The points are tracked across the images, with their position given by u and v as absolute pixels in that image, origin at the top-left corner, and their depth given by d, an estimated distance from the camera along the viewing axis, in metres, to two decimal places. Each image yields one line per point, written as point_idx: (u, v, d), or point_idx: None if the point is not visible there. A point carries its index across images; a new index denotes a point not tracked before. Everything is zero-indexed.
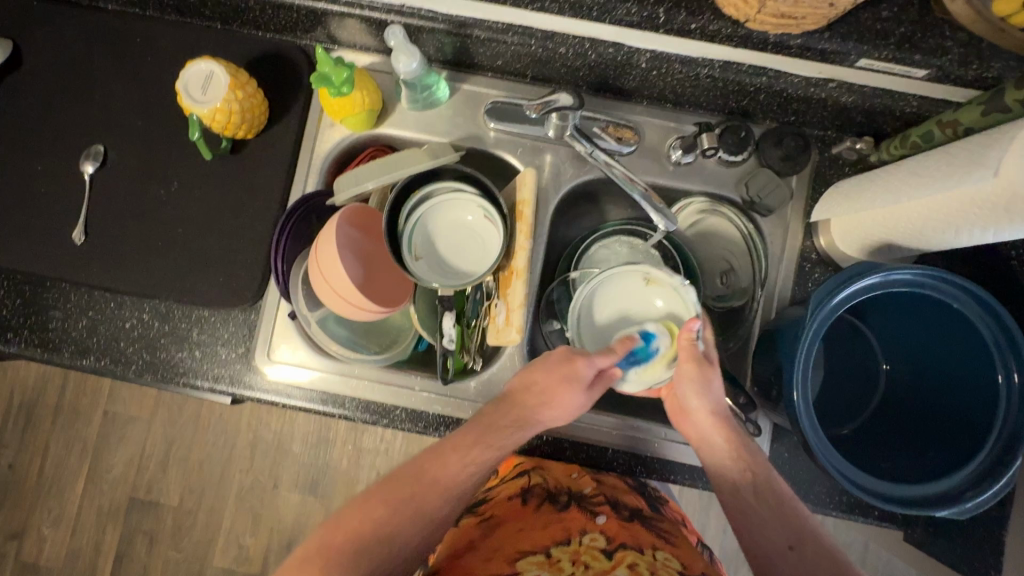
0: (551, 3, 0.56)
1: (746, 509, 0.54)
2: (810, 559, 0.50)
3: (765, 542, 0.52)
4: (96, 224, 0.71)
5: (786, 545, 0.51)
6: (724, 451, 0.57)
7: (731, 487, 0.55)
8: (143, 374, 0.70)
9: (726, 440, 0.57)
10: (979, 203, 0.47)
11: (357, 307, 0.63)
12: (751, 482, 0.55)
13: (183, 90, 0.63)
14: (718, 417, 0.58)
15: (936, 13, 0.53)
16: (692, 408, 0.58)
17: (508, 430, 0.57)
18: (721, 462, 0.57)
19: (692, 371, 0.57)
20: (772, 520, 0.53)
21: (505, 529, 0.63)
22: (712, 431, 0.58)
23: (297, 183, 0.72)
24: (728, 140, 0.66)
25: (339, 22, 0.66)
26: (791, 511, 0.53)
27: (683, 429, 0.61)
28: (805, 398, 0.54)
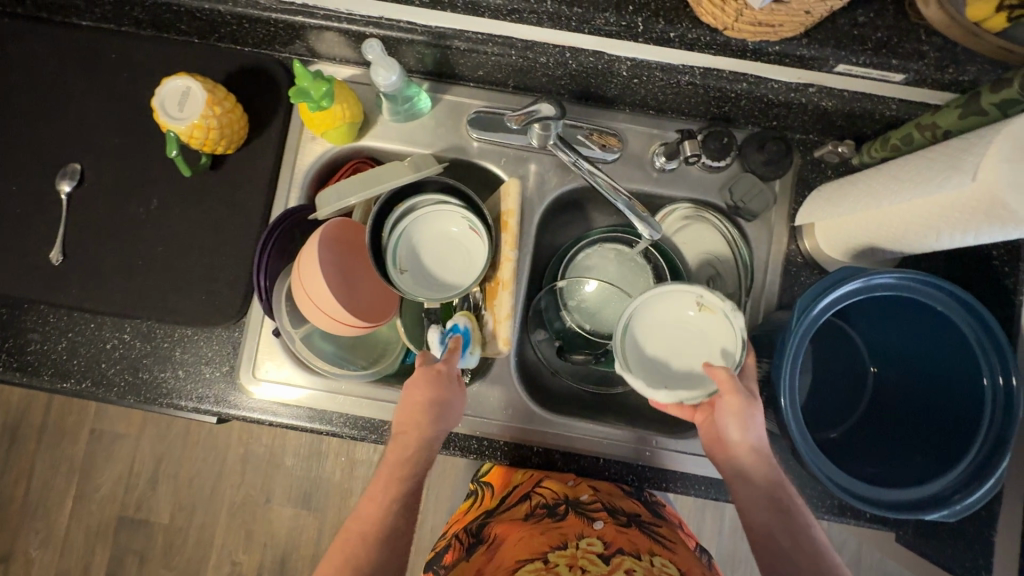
0: (530, 13, 0.55)
1: (778, 552, 0.55)
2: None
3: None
4: (73, 244, 0.70)
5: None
6: (763, 495, 0.56)
7: (766, 529, 0.56)
8: (125, 396, 0.69)
9: (767, 482, 0.56)
10: (959, 207, 0.47)
11: (341, 323, 0.63)
12: (787, 528, 0.55)
13: (159, 106, 0.62)
14: (759, 455, 0.56)
15: (912, 18, 0.53)
16: (733, 442, 0.56)
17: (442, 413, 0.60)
18: (761, 505, 0.56)
19: (738, 409, 0.54)
20: (802, 564, 0.54)
21: (507, 543, 0.64)
22: (751, 467, 0.56)
23: (279, 198, 0.71)
24: (711, 146, 0.67)
25: (318, 35, 0.65)
26: (821, 556, 0.54)
27: (718, 461, 0.59)
28: (793, 403, 0.54)
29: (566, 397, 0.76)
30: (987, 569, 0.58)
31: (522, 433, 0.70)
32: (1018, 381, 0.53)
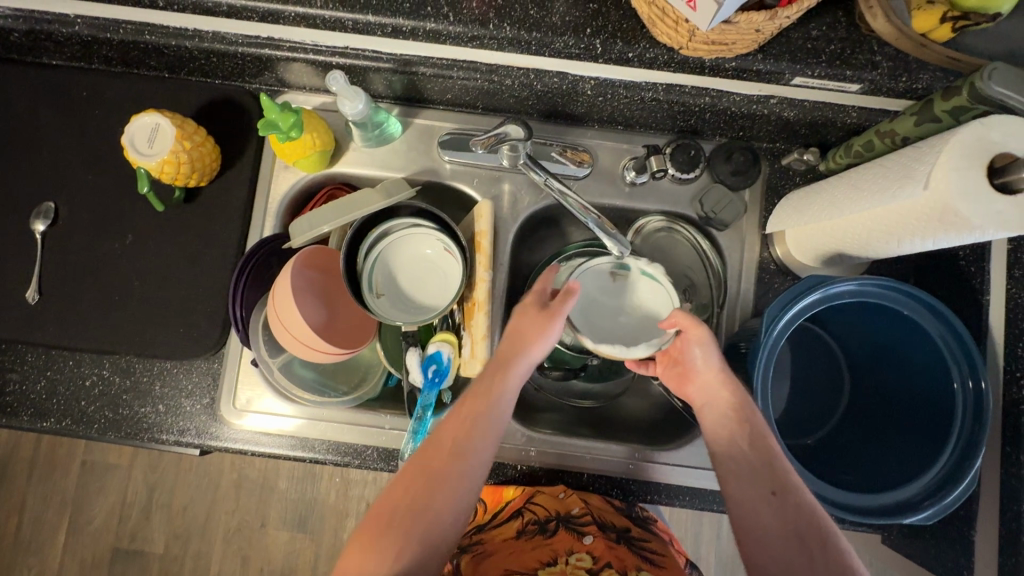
0: (490, 39, 0.57)
1: (735, 459, 0.53)
2: (788, 508, 0.50)
3: (749, 491, 0.51)
4: (49, 282, 0.70)
5: (768, 492, 0.51)
6: (722, 412, 0.57)
7: (727, 440, 0.55)
8: (106, 433, 0.69)
9: (732, 400, 0.57)
10: (916, 215, 0.48)
11: (312, 348, 0.63)
12: (746, 436, 0.54)
13: (129, 144, 0.63)
14: (727, 377, 0.58)
15: (863, 30, 0.55)
16: (698, 365, 0.59)
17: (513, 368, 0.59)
18: (721, 416, 0.56)
19: (702, 336, 0.58)
20: (758, 468, 0.52)
21: (498, 555, 0.65)
22: (716, 386, 0.58)
23: (255, 227, 0.72)
24: (678, 159, 0.67)
25: (286, 66, 0.66)
26: (777, 461, 0.52)
27: (688, 394, 0.61)
28: (765, 411, 0.55)
29: (549, 413, 0.76)
30: (969, 567, 0.59)
31: (504, 452, 0.70)
32: (987, 384, 0.54)
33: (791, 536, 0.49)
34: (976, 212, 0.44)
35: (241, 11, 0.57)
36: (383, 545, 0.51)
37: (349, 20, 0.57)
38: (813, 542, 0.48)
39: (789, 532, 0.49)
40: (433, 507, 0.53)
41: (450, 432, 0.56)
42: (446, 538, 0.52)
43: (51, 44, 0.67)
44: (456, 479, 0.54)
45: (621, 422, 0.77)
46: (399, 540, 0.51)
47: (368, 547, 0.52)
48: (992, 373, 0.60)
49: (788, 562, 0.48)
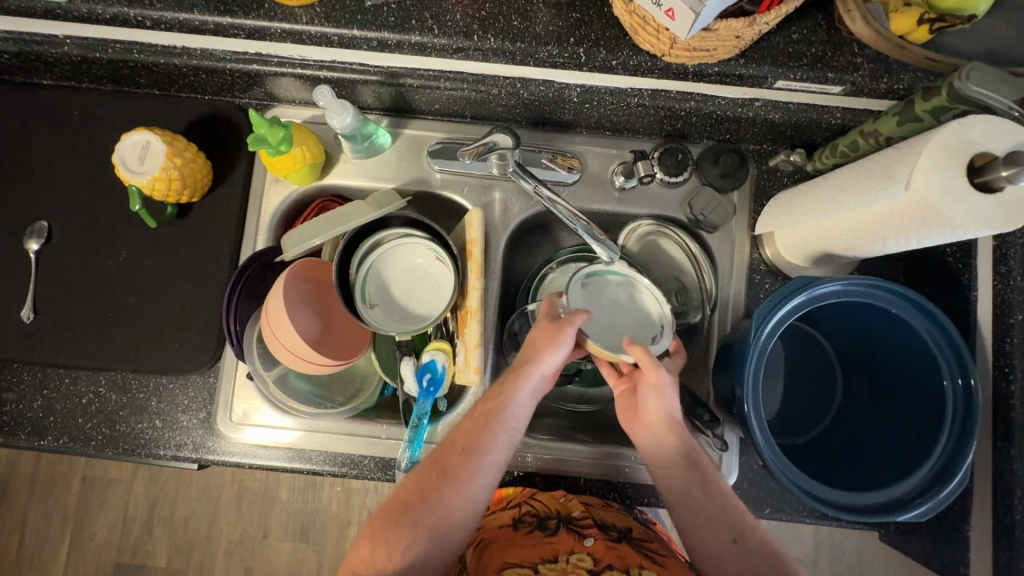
0: (475, 51, 0.58)
1: (694, 509, 0.57)
2: (749, 550, 0.55)
3: (711, 539, 0.56)
4: (44, 301, 0.70)
5: (730, 539, 0.55)
6: (675, 459, 0.58)
7: (683, 487, 0.57)
8: (103, 450, 0.69)
9: (678, 447, 0.58)
10: (899, 215, 0.48)
11: (304, 359, 0.63)
12: (699, 483, 0.57)
13: (120, 162, 0.63)
14: (672, 424, 0.58)
15: (842, 33, 0.56)
16: (647, 411, 0.58)
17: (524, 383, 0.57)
18: (672, 463, 0.58)
19: (655, 380, 0.56)
20: (717, 518, 0.56)
21: (496, 547, 0.64)
22: (665, 434, 0.58)
23: (248, 241, 0.72)
24: (666, 162, 0.68)
25: (274, 80, 0.66)
26: (730, 509, 0.56)
27: (635, 432, 0.60)
28: (758, 411, 0.55)
29: (545, 418, 0.76)
30: (965, 563, 0.59)
31: None
32: (976, 380, 0.54)
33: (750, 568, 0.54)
34: (957, 211, 0.44)
35: (228, 28, 0.58)
36: (394, 539, 0.53)
37: (334, 35, 0.58)
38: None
39: (749, 573, 0.54)
40: (448, 502, 0.55)
41: (465, 437, 0.57)
42: (458, 531, 0.55)
43: (41, 64, 0.68)
44: (468, 483, 0.55)
45: (617, 425, 0.77)
46: (412, 533, 0.53)
47: (380, 539, 0.54)
48: (981, 368, 0.60)
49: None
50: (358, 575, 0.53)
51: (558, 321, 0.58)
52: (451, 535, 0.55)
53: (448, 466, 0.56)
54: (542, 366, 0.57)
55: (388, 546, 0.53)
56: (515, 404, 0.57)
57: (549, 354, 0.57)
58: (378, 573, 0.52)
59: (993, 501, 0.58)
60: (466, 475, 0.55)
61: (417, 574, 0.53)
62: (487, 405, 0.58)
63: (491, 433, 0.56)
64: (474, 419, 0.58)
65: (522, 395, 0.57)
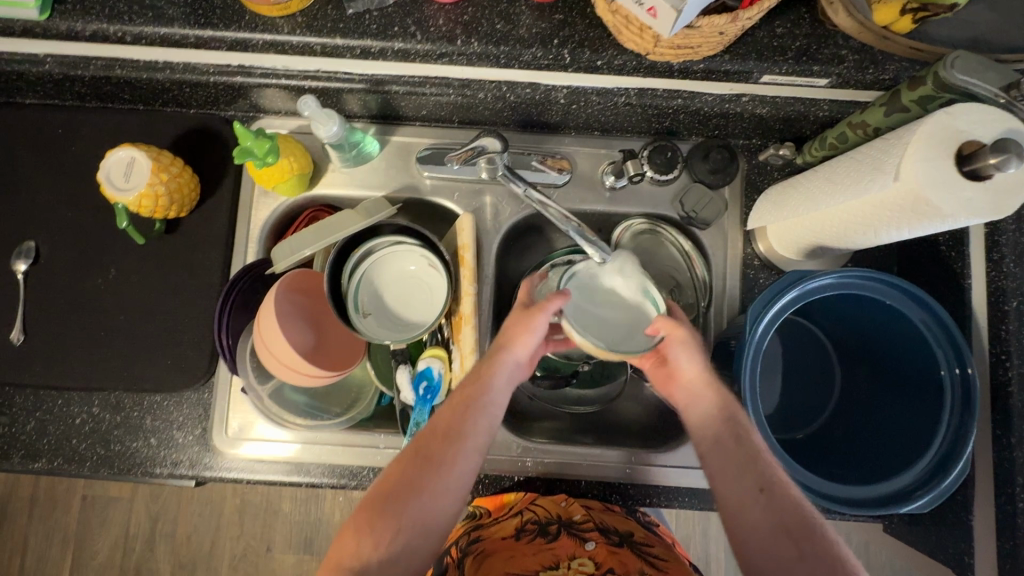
0: (459, 55, 0.57)
1: (723, 457, 0.53)
2: (776, 504, 0.50)
3: (737, 490, 0.52)
4: (34, 323, 0.69)
5: (756, 489, 0.51)
6: (708, 408, 0.56)
7: (714, 438, 0.55)
8: (99, 470, 0.68)
9: (714, 399, 0.57)
10: (889, 206, 0.48)
11: (272, 353, 0.62)
12: (732, 433, 0.54)
13: (105, 180, 0.62)
14: (708, 378, 0.58)
15: (826, 25, 0.55)
16: (681, 368, 0.59)
17: (498, 373, 0.58)
18: (706, 414, 0.56)
19: (683, 336, 0.58)
20: (744, 469, 0.52)
21: (496, 556, 0.63)
22: (701, 390, 0.58)
23: (238, 255, 0.71)
24: (656, 160, 0.68)
25: (260, 92, 0.66)
26: (761, 458, 0.53)
27: (671, 394, 0.61)
28: (754, 399, 0.56)
29: (544, 421, 0.76)
30: (969, 553, 0.59)
31: (501, 464, 0.70)
32: (972, 369, 0.54)
33: (779, 529, 0.49)
34: (946, 201, 0.44)
35: (209, 41, 0.57)
36: (379, 526, 0.52)
37: (317, 44, 0.57)
38: (801, 534, 0.49)
39: (777, 527, 0.49)
40: (428, 489, 0.53)
41: (443, 423, 0.56)
42: (441, 517, 0.53)
43: (23, 84, 0.67)
44: (452, 466, 0.54)
45: (616, 426, 0.77)
46: (395, 523, 0.52)
47: (363, 528, 0.52)
48: (978, 357, 0.60)
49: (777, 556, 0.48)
50: (345, 568, 0.50)
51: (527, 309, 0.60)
52: (436, 522, 0.53)
53: (427, 452, 0.55)
54: (516, 352, 0.58)
55: (373, 532, 0.52)
56: (492, 389, 0.57)
57: (522, 341, 0.58)
58: (366, 563, 0.50)
59: (995, 490, 0.58)
60: (449, 459, 0.54)
61: (403, 561, 0.51)
62: (464, 391, 0.58)
63: (472, 417, 0.56)
64: (451, 406, 0.57)
65: (498, 381, 0.58)
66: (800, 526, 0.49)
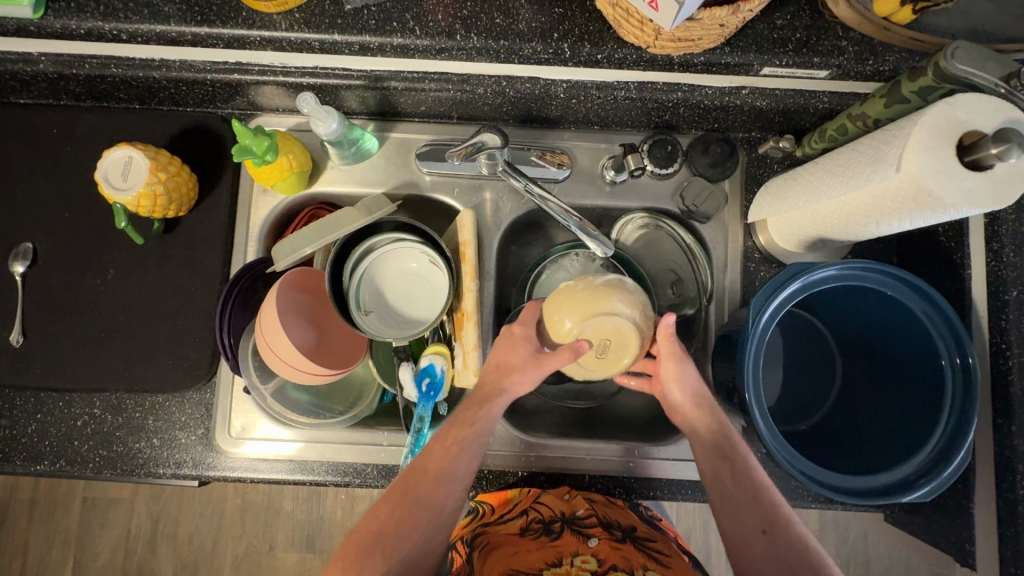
0: (459, 50, 0.57)
1: (725, 498, 0.56)
2: (778, 545, 0.53)
3: (740, 529, 0.54)
4: (32, 324, 0.69)
5: (758, 531, 0.54)
6: (707, 443, 0.58)
7: (714, 479, 0.57)
8: (101, 471, 0.68)
9: (710, 431, 0.58)
10: (890, 198, 0.48)
11: (264, 339, 0.62)
12: (729, 472, 0.56)
13: (102, 180, 0.62)
14: (700, 404, 0.59)
15: (826, 17, 0.55)
16: (677, 401, 0.60)
17: (486, 416, 0.59)
18: (703, 450, 0.58)
19: (675, 369, 0.59)
20: (746, 509, 0.55)
21: (501, 551, 0.63)
22: (698, 420, 0.59)
23: (238, 254, 0.71)
24: (655, 154, 0.68)
25: (257, 89, 0.65)
26: (762, 496, 0.55)
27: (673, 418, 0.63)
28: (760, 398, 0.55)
29: (547, 416, 0.76)
30: (970, 540, 0.59)
31: (505, 459, 0.70)
32: (973, 359, 0.55)
33: (781, 566, 0.52)
34: (948, 191, 0.44)
35: (206, 38, 0.57)
36: (367, 563, 0.52)
37: (315, 41, 0.57)
38: (802, 569, 0.52)
39: (781, 565, 0.52)
40: (415, 526, 0.55)
41: (433, 463, 0.57)
42: (431, 553, 0.55)
43: (16, 83, 0.66)
44: (440, 503, 0.56)
45: (618, 420, 0.77)
46: (384, 563, 0.52)
47: (350, 570, 0.52)
48: (978, 346, 0.60)
49: None
50: None
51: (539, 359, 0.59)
52: (422, 563, 0.54)
53: (418, 495, 0.56)
54: (511, 391, 0.59)
55: (361, 568, 0.52)
56: (485, 431, 0.59)
57: (521, 378, 0.59)
58: None
59: (997, 478, 0.58)
60: (439, 499, 0.56)
61: None
62: (450, 430, 0.59)
63: (462, 458, 0.57)
64: (444, 445, 0.58)
65: (488, 420, 0.59)
66: (805, 564, 0.52)
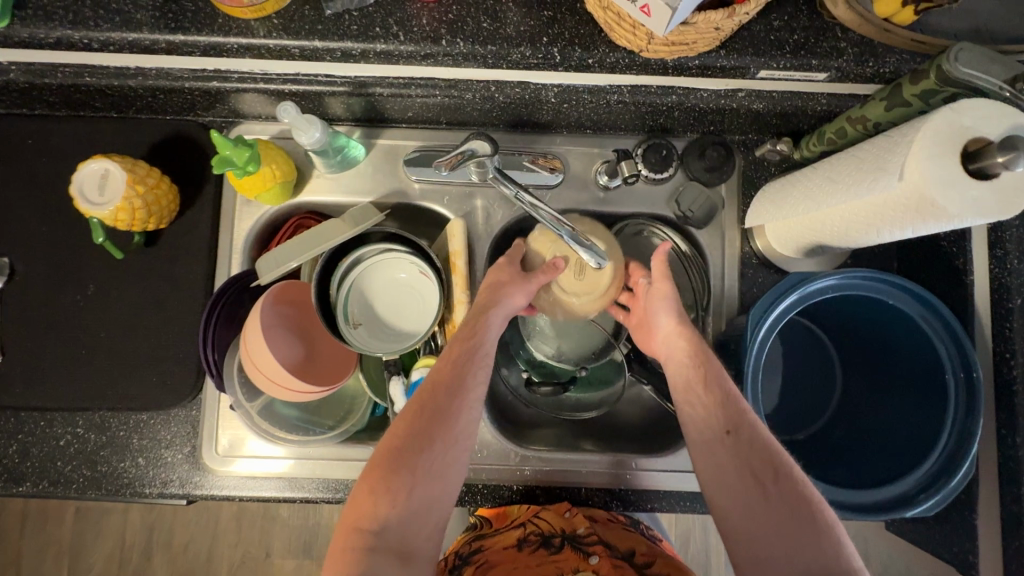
0: (444, 56, 0.55)
1: (695, 405, 0.52)
2: (741, 447, 0.49)
3: (704, 434, 0.51)
4: (11, 342, 0.67)
5: (722, 432, 0.50)
6: (682, 354, 0.55)
7: (686, 386, 0.54)
8: (86, 492, 0.66)
9: (687, 346, 0.55)
10: (891, 206, 0.47)
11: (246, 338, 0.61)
12: (700, 379, 0.53)
13: (78, 194, 0.60)
14: (684, 330, 0.56)
15: (825, 17, 0.53)
16: (661, 325, 0.58)
17: (484, 329, 0.57)
18: (678, 362, 0.55)
19: (664, 291, 0.58)
20: (710, 410, 0.51)
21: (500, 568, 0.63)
22: (676, 338, 0.56)
23: (222, 267, 0.69)
24: (650, 158, 0.66)
25: (238, 96, 0.63)
26: (730, 402, 0.51)
27: (649, 344, 0.61)
28: (755, 389, 0.54)
29: (542, 427, 0.75)
30: (974, 552, 0.58)
31: (500, 473, 0.69)
32: (978, 371, 0.53)
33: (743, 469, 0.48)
34: (953, 201, 0.42)
35: (181, 46, 0.55)
36: (395, 486, 0.50)
37: (295, 47, 0.54)
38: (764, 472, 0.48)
39: (744, 468, 0.48)
40: (434, 446, 0.51)
41: (439, 377, 0.54)
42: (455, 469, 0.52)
43: None
44: (456, 420, 0.53)
45: (615, 429, 0.76)
46: (411, 479, 0.50)
47: (378, 489, 0.50)
48: (981, 355, 0.59)
49: (746, 499, 0.48)
50: (363, 531, 0.49)
51: (526, 274, 0.60)
52: (448, 478, 0.52)
53: (433, 409, 0.53)
54: (503, 302, 0.58)
55: (390, 492, 0.49)
56: (487, 342, 0.56)
57: (519, 291, 0.59)
58: (383, 524, 0.49)
59: (1000, 489, 0.57)
60: (456, 413, 0.53)
61: (420, 519, 0.50)
62: (457, 345, 0.56)
63: (470, 370, 0.54)
64: (449, 358, 0.55)
65: (489, 332, 0.57)
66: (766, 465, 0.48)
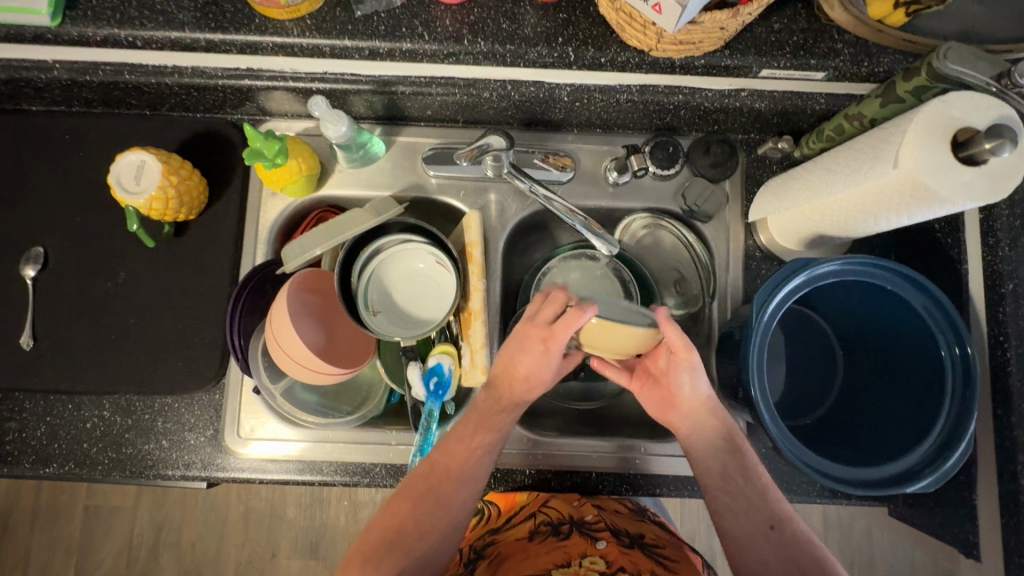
0: (466, 55, 0.59)
1: (730, 500, 0.56)
2: (787, 543, 0.54)
3: (748, 528, 0.55)
4: (43, 327, 0.70)
5: (767, 526, 0.55)
6: (710, 442, 0.57)
7: (721, 473, 0.57)
8: (110, 473, 0.68)
9: (719, 438, 0.57)
10: (888, 193, 0.50)
11: (275, 315, 0.63)
12: (739, 470, 0.57)
13: (115, 183, 0.63)
14: (711, 407, 0.58)
15: (822, 20, 0.57)
16: (685, 396, 0.58)
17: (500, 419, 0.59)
18: (713, 450, 0.57)
19: (690, 362, 0.55)
20: (752, 506, 0.55)
21: (513, 558, 0.64)
22: (705, 417, 0.58)
23: (247, 256, 0.72)
24: (657, 155, 0.69)
25: (267, 94, 0.67)
26: (769, 496, 0.56)
27: (671, 419, 0.60)
28: (760, 368, 0.57)
29: (553, 416, 0.77)
30: (974, 531, 0.61)
31: (511, 457, 0.71)
32: (972, 349, 0.56)
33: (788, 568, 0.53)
34: (945, 186, 0.45)
35: (219, 44, 0.58)
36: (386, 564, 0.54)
37: (326, 46, 0.58)
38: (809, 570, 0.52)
39: (788, 564, 0.53)
40: (433, 528, 0.56)
41: (450, 461, 0.58)
42: (443, 552, 0.57)
43: (30, 90, 0.67)
44: (457, 502, 0.57)
45: (624, 418, 0.78)
46: (401, 563, 0.54)
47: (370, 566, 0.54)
48: (977, 340, 0.62)
49: None
50: None
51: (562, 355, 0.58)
52: (435, 561, 0.56)
53: (434, 492, 0.57)
54: (526, 398, 0.60)
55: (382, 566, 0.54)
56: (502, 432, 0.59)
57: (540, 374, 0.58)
58: None
59: (998, 469, 0.60)
60: (456, 501, 0.57)
61: None
62: (468, 429, 0.59)
63: (479, 459, 0.58)
64: (464, 443, 0.58)
65: (510, 424, 0.60)
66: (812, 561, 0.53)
